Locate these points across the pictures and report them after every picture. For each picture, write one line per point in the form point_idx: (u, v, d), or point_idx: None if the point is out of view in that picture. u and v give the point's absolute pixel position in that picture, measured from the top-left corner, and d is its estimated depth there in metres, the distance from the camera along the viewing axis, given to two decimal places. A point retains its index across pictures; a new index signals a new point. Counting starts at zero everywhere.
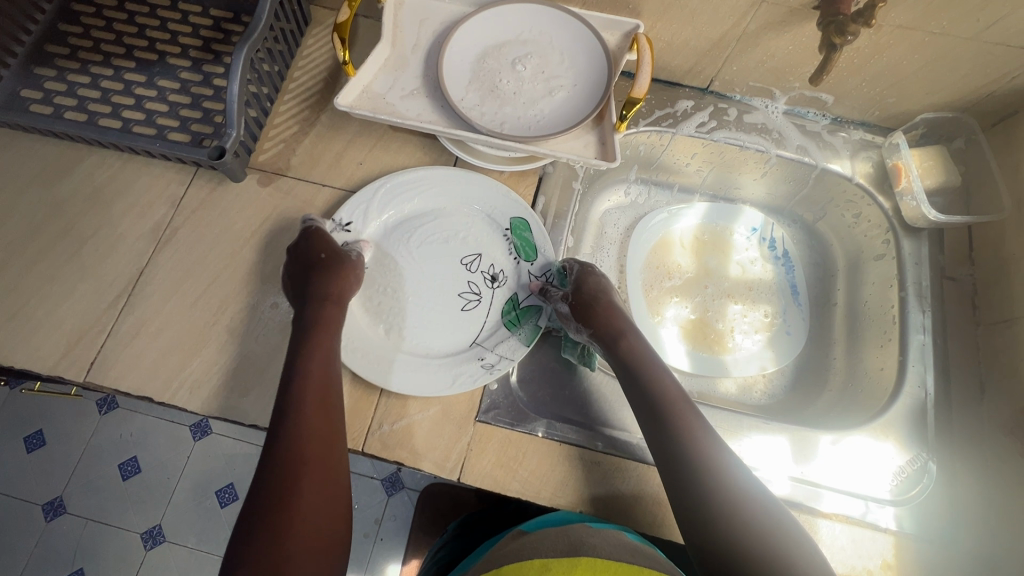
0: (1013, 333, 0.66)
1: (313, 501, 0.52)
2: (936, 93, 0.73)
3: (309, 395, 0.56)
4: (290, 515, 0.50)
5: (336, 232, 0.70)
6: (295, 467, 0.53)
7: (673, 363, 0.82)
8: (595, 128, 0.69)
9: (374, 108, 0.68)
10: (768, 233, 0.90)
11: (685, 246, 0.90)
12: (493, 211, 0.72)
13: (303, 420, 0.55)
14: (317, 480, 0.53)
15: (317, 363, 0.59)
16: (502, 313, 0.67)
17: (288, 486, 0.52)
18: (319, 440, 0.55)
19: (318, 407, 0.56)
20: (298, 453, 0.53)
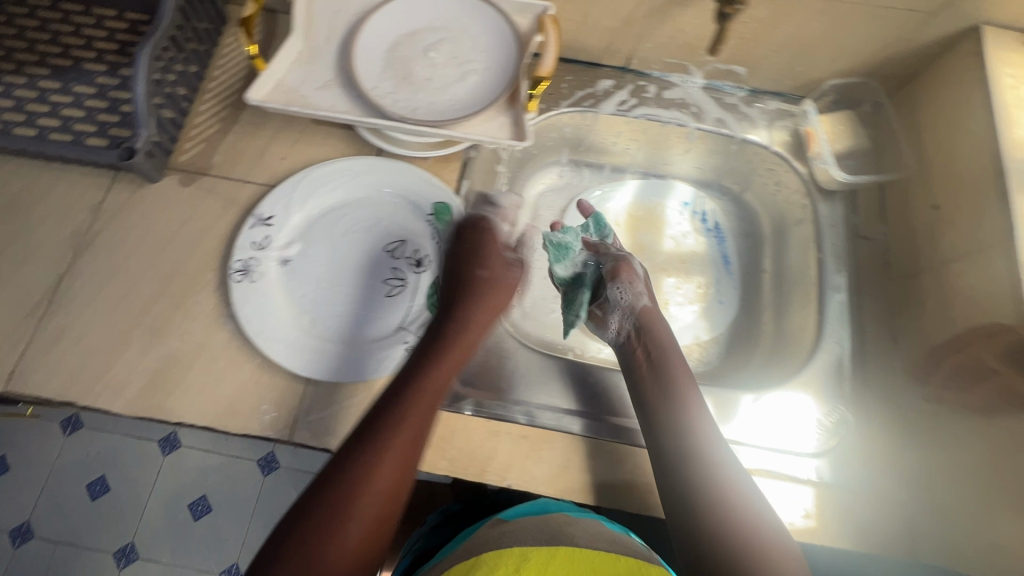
0: (919, 285, 0.69)
1: (381, 510, 0.49)
2: (838, 59, 0.75)
3: (421, 397, 0.56)
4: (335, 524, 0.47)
5: (257, 227, 0.70)
6: (390, 475, 0.50)
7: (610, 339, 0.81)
8: (509, 109, 0.70)
9: (287, 101, 0.69)
10: (699, 207, 0.91)
11: (620, 225, 0.90)
12: (416, 197, 0.73)
13: (405, 427, 0.53)
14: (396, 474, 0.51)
15: (443, 370, 0.59)
16: (426, 297, 0.69)
17: (389, 492, 0.50)
18: (414, 434, 0.53)
19: (422, 411, 0.55)
20: (406, 456, 0.52)
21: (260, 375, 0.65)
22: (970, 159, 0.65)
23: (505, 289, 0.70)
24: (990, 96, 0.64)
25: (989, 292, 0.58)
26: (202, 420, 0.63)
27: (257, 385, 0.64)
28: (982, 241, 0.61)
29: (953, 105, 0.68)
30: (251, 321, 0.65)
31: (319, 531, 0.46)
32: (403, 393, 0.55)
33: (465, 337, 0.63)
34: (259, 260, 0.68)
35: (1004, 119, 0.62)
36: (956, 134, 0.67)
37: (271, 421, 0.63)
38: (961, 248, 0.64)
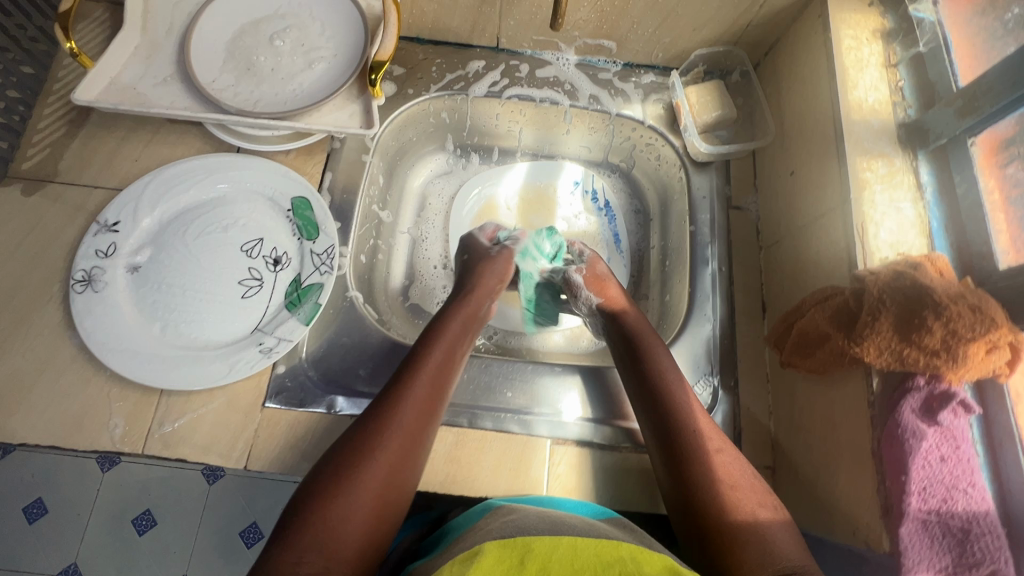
0: (781, 252, 0.69)
1: (376, 492, 0.50)
2: (701, 28, 0.75)
3: (427, 371, 0.58)
4: (356, 498, 0.48)
5: (101, 234, 0.66)
6: (398, 450, 0.52)
7: (498, 325, 0.82)
8: (360, 96, 0.67)
9: (121, 99, 0.65)
10: (591, 185, 0.90)
11: (511, 208, 0.89)
12: (275, 193, 0.71)
13: (409, 402, 0.55)
14: (395, 458, 0.52)
15: (449, 337, 0.63)
16: (284, 296, 0.66)
17: (388, 467, 0.51)
18: (419, 414, 0.55)
19: (434, 380, 0.58)
20: (406, 432, 0.53)
21: (110, 388, 0.62)
22: (818, 122, 0.64)
23: (492, 281, 0.73)
24: (832, 57, 0.63)
25: (831, 254, 0.59)
26: (48, 438, 0.60)
27: (107, 399, 0.62)
28: (829, 204, 0.61)
29: (804, 69, 0.68)
30: (93, 334, 0.62)
31: (324, 503, 0.47)
32: (413, 369, 0.58)
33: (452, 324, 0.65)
34: (103, 269, 0.65)
35: (843, 81, 0.62)
36: (807, 98, 0.67)
37: (122, 435, 0.61)
38: (811, 212, 0.64)
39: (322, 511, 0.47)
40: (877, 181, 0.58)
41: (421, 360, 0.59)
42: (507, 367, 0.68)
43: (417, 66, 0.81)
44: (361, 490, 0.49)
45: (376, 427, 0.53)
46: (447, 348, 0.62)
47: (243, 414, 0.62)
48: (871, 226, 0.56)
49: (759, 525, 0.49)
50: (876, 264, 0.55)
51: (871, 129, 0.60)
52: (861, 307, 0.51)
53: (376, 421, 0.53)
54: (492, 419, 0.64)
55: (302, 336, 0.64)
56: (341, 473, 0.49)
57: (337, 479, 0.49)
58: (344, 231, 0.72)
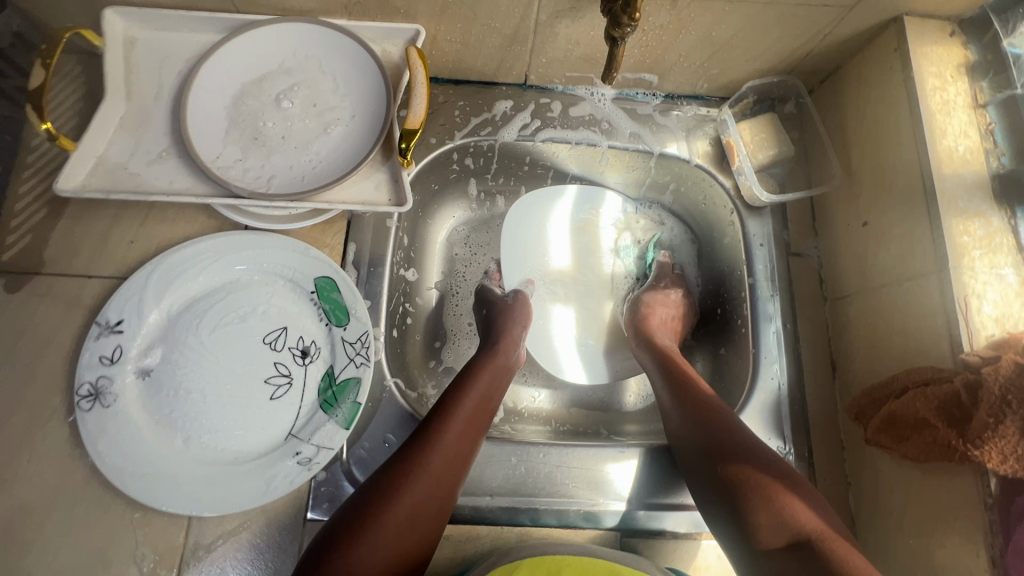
0: (854, 309, 0.64)
1: (423, 511, 0.51)
2: (755, 60, 0.67)
3: (470, 403, 0.59)
4: (403, 515, 0.50)
5: (103, 337, 0.58)
6: (441, 471, 0.53)
7: (571, 377, 0.76)
8: (385, 163, 0.60)
9: (112, 185, 0.56)
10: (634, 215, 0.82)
11: (563, 245, 0.82)
12: (295, 273, 0.63)
13: (449, 432, 0.56)
14: (433, 482, 0.52)
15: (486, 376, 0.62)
16: (317, 393, 0.60)
17: (433, 492, 0.52)
18: (461, 442, 0.56)
19: (463, 431, 0.56)
20: (455, 460, 0.55)
21: (133, 514, 0.56)
22: (899, 171, 0.58)
23: (517, 322, 0.70)
24: (916, 99, 0.57)
25: (922, 325, 0.54)
26: None
27: (130, 527, 0.55)
28: (919, 268, 0.55)
29: (877, 108, 0.62)
30: (107, 459, 0.55)
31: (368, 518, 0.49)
32: (455, 402, 0.58)
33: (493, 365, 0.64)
34: (110, 379, 0.57)
35: (931, 128, 0.56)
36: (883, 141, 0.61)
37: (153, 568, 0.55)
38: (895, 272, 0.58)
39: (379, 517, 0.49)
40: (976, 246, 0.53)
41: (464, 394, 0.59)
42: (567, 453, 0.62)
43: (438, 111, 0.73)
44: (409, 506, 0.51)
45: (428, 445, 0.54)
46: (487, 387, 0.62)
47: (286, 530, 0.57)
48: (974, 298, 0.51)
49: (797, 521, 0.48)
50: (983, 345, 0.50)
51: (963, 184, 0.54)
52: (980, 404, 0.46)
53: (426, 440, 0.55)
54: (555, 513, 0.60)
55: (343, 441, 0.58)
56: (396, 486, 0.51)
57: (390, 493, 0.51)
58: (375, 309, 0.65)
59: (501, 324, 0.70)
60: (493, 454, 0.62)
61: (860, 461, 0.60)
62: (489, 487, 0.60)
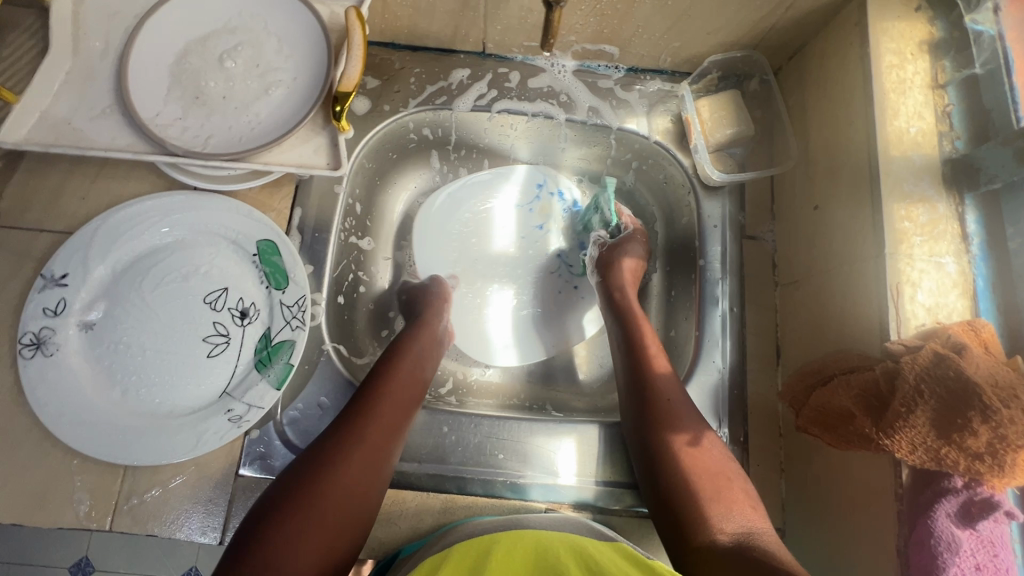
0: (800, 295, 0.62)
1: (333, 522, 0.49)
2: (716, 33, 0.65)
3: (381, 407, 0.57)
4: (310, 528, 0.47)
5: (48, 289, 0.59)
6: (350, 481, 0.51)
7: (502, 360, 0.76)
8: (325, 127, 0.59)
9: (54, 138, 0.56)
10: (553, 185, 0.80)
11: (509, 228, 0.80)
12: (239, 235, 0.64)
13: (378, 413, 0.56)
14: (365, 461, 0.53)
15: (398, 378, 0.60)
16: (253, 352, 0.61)
17: (343, 502, 0.50)
18: (387, 423, 0.56)
19: (392, 411, 0.57)
20: (364, 466, 0.53)
21: (71, 460, 0.58)
22: (849, 153, 0.56)
23: (437, 301, 0.71)
24: (871, 77, 0.54)
25: (858, 313, 0.52)
26: (9, 517, 0.56)
27: (69, 472, 0.57)
28: (860, 253, 0.53)
29: (835, 87, 0.59)
30: (46, 407, 0.56)
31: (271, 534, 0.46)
32: (364, 409, 0.56)
33: (404, 366, 0.62)
34: (53, 330, 0.58)
35: (883, 108, 0.53)
36: (840, 121, 0.58)
37: (88, 512, 0.57)
38: (839, 258, 0.56)
39: (285, 535, 0.46)
40: (917, 232, 0.51)
41: (374, 399, 0.57)
42: (499, 425, 0.63)
43: (394, 77, 0.72)
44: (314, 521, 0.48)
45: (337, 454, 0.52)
46: (399, 392, 0.59)
47: (218, 483, 0.59)
48: (908, 285, 0.49)
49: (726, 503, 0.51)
50: (911, 334, 0.48)
51: (911, 167, 0.52)
52: (894, 394, 0.45)
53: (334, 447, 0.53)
54: (482, 482, 0.60)
55: (274, 400, 0.59)
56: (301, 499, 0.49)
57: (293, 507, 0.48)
58: (318, 274, 0.66)
59: (427, 303, 0.71)
60: (423, 421, 0.63)
61: (794, 446, 0.60)
62: (418, 453, 0.61)
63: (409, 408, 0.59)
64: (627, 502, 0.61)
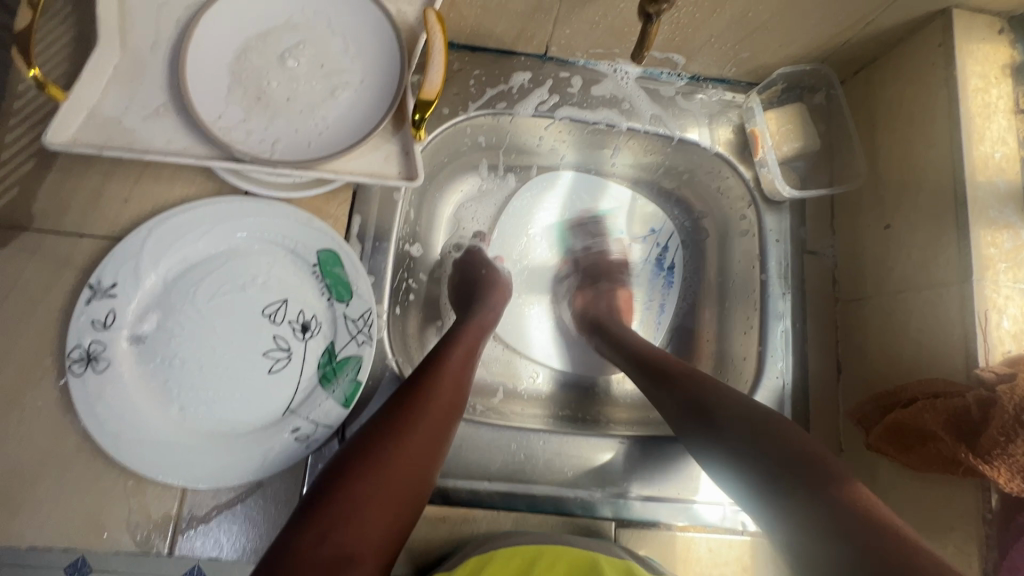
0: (865, 313, 0.63)
1: (391, 501, 0.47)
2: (789, 46, 0.64)
3: (445, 383, 0.55)
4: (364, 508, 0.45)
5: (97, 300, 0.56)
6: (406, 459, 0.49)
7: (545, 363, 0.76)
8: (396, 134, 0.56)
9: (109, 141, 0.52)
10: (665, 238, 0.81)
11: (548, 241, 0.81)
12: (296, 245, 0.61)
13: (442, 388, 0.55)
14: (429, 433, 0.51)
15: (453, 367, 0.57)
16: (316, 367, 0.59)
17: (412, 466, 0.49)
18: (449, 398, 0.55)
19: (452, 386, 0.56)
20: (420, 453, 0.50)
21: (126, 481, 0.55)
22: (930, 177, 0.57)
23: (494, 289, 0.69)
24: (956, 100, 0.55)
25: (940, 336, 0.53)
26: (60, 541, 0.53)
27: (124, 494, 0.54)
28: (941, 276, 0.54)
29: (913, 106, 0.60)
30: (103, 425, 0.53)
31: (326, 512, 0.44)
32: (427, 384, 0.54)
33: (456, 351, 0.60)
34: (105, 344, 0.55)
35: (969, 131, 0.54)
36: (919, 143, 0.59)
37: (146, 536, 0.54)
38: (914, 279, 0.57)
39: (342, 511, 0.44)
40: (1002, 258, 0.51)
41: (436, 379, 0.55)
42: (566, 441, 0.63)
43: (452, 78, 0.69)
44: (370, 502, 0.45)
45: (396, 434, 0.50)
46: (458, 370, 0.58)
47: (282, 504, 0.57)
48: (994, 312, 0.50)
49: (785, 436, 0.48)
50: (998, 360, 0.50)
51: (995, 193, 0.53)
52: (990, 421, 0.46)
53: (393, 427, 0.50)
54: (552, 499, 0.60)
55: (339, 417, 0.58)
56: (356, 475, 0.46)
57: (349, 485, 0.46)
58: (378, 285, 0.64)
59: (490, 288, 0.70)
60: (492, 437, 0.62)
61: (857, 462, 0.61)
62: (487, 471, 0.61)
63: (465, 383, 0.58)
64: (693, 518, 0.61)
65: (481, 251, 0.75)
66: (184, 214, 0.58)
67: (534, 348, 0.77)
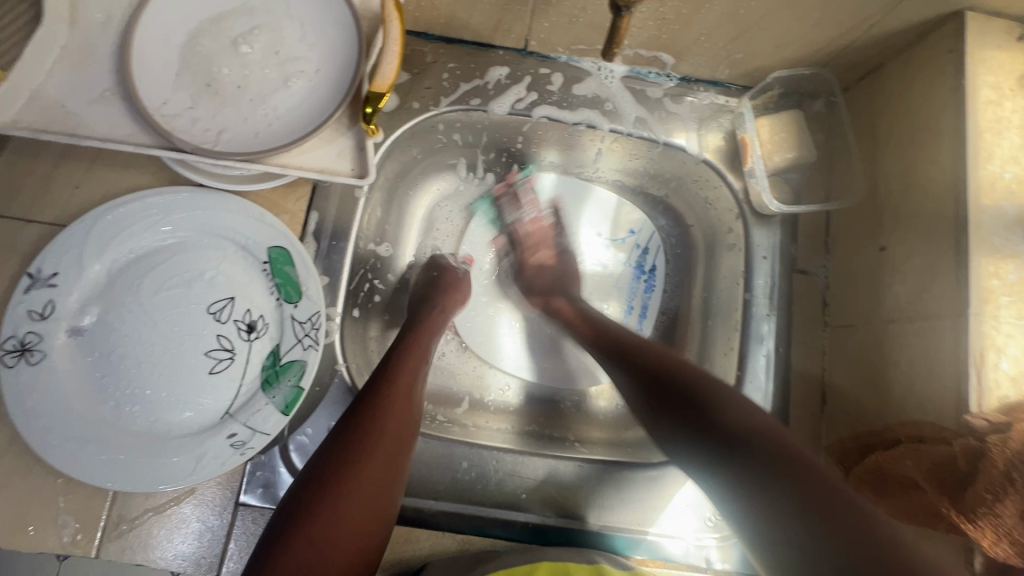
0: (853, 341, 0.58)
1: (354, 535, 0.44)
2: (786, 47, 0.59)
3: (398, 396, 0.52)
4: (333, 548, 0.43)
5: (35, 290, 0.53)
6: (365, 488, 0.46)
7: (514, 375, 0.72)
8: (351, 129, 0.53)
9: (48, 125, 0.50)
10: (644, 240, 0.76)
11: None
12: (248, 241, 0.58)
13: (395, 403, 0.52)
14: (385, 455, 0.48)
15: (406, 378, 0.54)
16: (259, 369, 0.57)
17: (371, 493, 0.46)
18: (402, 410, 0.52)
19: (405, 399, 0.53)
20: (379, 480, 0.47)
21: (56, 479, 0.52)
22: (930, 197, 0.51)
23: (449, 293, 0.67)
24: (965, 113, 0.49)
25: (930, 374, 0.48)
26: None
27: (53, 493, 0.52)
28: (935, 307, 0.49)
29: (916, 119, 0.54)
30: (33, 420, 0.51)
31: (292, 557, 0.42)
32: (378, 400, 0.51)
33: (409, 361, 0.57)
34: (40, 337, 0.53)
35: (975, 148, 0.49)
36: (920, 160, 0.53)
37: (73, 538, 0.52)
38: (906, 308, 0.52)
39: (303, 555, 0.42)
40: (1005, 292, 0.46)
41: (388, 392, 0.52)
42: (522, 461, 0.60)
43: (425, 71, 0.65)
44: (338, 542, 0.43)
45: (349, 461, 0.47)
46: (411, 380, 0.55)
47: (218, 511, 0.55)
48: (991, 352, 0.45)
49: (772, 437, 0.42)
50: (993, 407, 0.44)
51: (1001, 219, 0.47)
52: (978, 476, 0.41)
53: (346, 453, 0.47)
54: (501, 522, 0.57)
55: (279, 423, 0.55)
56: (311, 514, 0.44)
57: (306, 525, 0.43)
58: (334, 286, 0.61)
59: (446, 291, 0.67)
60: (441, 453, 0.59)
61: None
62: (434, 489, 0.57)
63: (419, 392, 0.55)
64: (653, 552, 0.57)
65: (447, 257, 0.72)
66: (128, 202, 0.55)
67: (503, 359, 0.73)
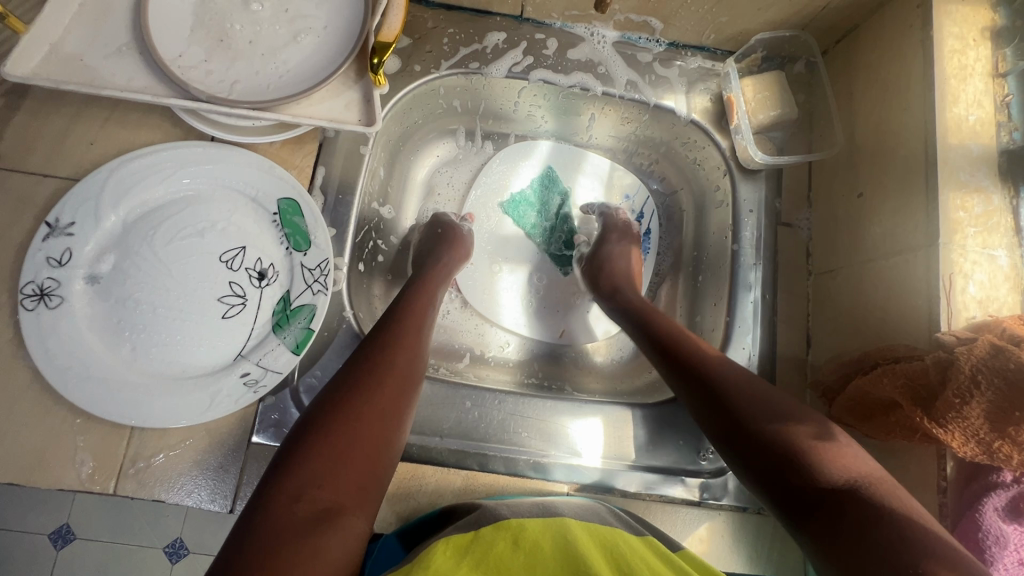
0: (836, 285, 0.61)
1: (362, 456, 0.47)
2: (767, 9, 0.63)
3: (403, 340, 0.56)
4: (340, 463, 0.45)
5: (54, 238, 0.55)
6: (371, 415, 0.49)
7: (512, 331, 0.75)
8: (358, 81, 0.56)
9: (68, 74, 0.52)
10: (639, 205, 0.79)
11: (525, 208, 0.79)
12: (258, 193, 0.60)
13: (399, 345, 0.55)
14: (391, 392, 0.52)
15: (410, 325, 0.58)
16: (270, 314, 0.59)
17: (376, 420, 0.49)
18: (408, 358, 0.55)
19: (409, 341, 0.56)
20: (386, 409, 0.50)
21: (74, 419, 0.54)
22: (902, 143, 0.55)
23: (449, 247, 0.69)
24: (933, 62, 0.53)
25: (904, 304, 0.52)
26: (6, 476, 0.53)
27: (71, 432, 0.54)
28: (910, 242, 0.52)
29: (889, 73, 0.58)
30: (52, 360, 0.53)
31: (302, 468, 0.44)
32: (385, 343, 0.55)
33: (414, 310, 0.60)
34: (59, 282, 0.55)
35: (944, 94, 0.52)
36: (892, 113, 0.57)
37: (91, 474, 0.54)
38: (882, 248, 0.56)
39: (314, 467, 0.44)
40: (971, 223, 0.49)
41: (394, 337, 0.56)
42: (523, 404, 0.63)
43: (426, 36, 0.68)
44: (346, 457, 0.46)
45: (357, 392, 0.50)
46: (415, 327, 0.58)
47: (231, 451, 0.57)
48: (960, 277, 0.48)
49: (839, 469, 0.42)
50: (962, 326, 0.48)
51: (968, 157, 0.51)
52: (948, 383, 0.44)
53: (354, 385, 0.51)
54: (503, 460, 0.59)
55: (290, 364, 0.58)
56: (321, 432, 0.46)
57: (317, 440, 0.46)
58: (340, 239, 0.63)
59: (447, 244, 0.70)
60: (446, 396, 0.62)
61: None
62: (439, 429, 0.60)
63: (423, 339, 0.59)
64: (649, 487, 0.60)
65: (447, 216, 0.74)
66: (144, 154, 0.57)
67: (503, 315, 0.76)
